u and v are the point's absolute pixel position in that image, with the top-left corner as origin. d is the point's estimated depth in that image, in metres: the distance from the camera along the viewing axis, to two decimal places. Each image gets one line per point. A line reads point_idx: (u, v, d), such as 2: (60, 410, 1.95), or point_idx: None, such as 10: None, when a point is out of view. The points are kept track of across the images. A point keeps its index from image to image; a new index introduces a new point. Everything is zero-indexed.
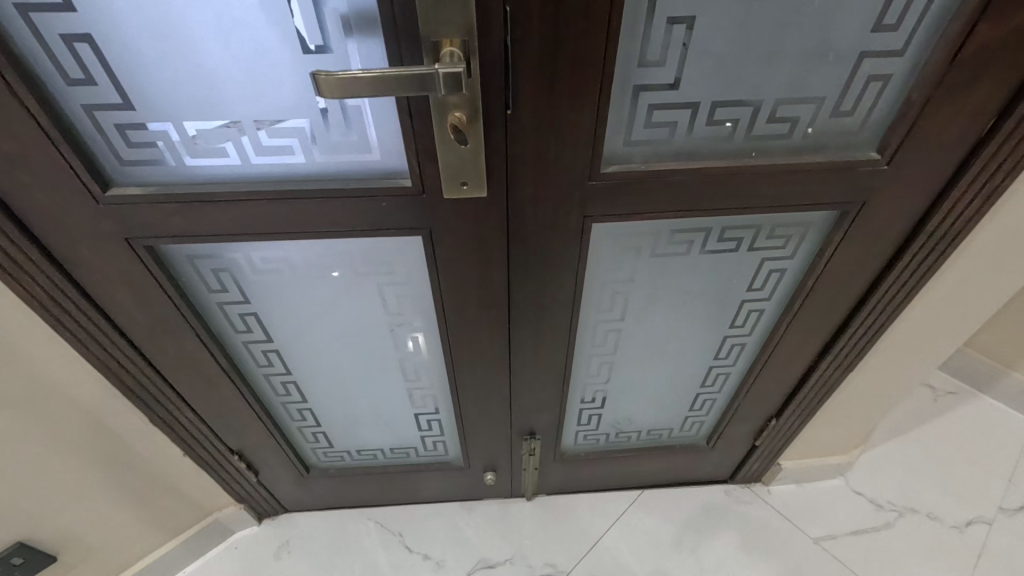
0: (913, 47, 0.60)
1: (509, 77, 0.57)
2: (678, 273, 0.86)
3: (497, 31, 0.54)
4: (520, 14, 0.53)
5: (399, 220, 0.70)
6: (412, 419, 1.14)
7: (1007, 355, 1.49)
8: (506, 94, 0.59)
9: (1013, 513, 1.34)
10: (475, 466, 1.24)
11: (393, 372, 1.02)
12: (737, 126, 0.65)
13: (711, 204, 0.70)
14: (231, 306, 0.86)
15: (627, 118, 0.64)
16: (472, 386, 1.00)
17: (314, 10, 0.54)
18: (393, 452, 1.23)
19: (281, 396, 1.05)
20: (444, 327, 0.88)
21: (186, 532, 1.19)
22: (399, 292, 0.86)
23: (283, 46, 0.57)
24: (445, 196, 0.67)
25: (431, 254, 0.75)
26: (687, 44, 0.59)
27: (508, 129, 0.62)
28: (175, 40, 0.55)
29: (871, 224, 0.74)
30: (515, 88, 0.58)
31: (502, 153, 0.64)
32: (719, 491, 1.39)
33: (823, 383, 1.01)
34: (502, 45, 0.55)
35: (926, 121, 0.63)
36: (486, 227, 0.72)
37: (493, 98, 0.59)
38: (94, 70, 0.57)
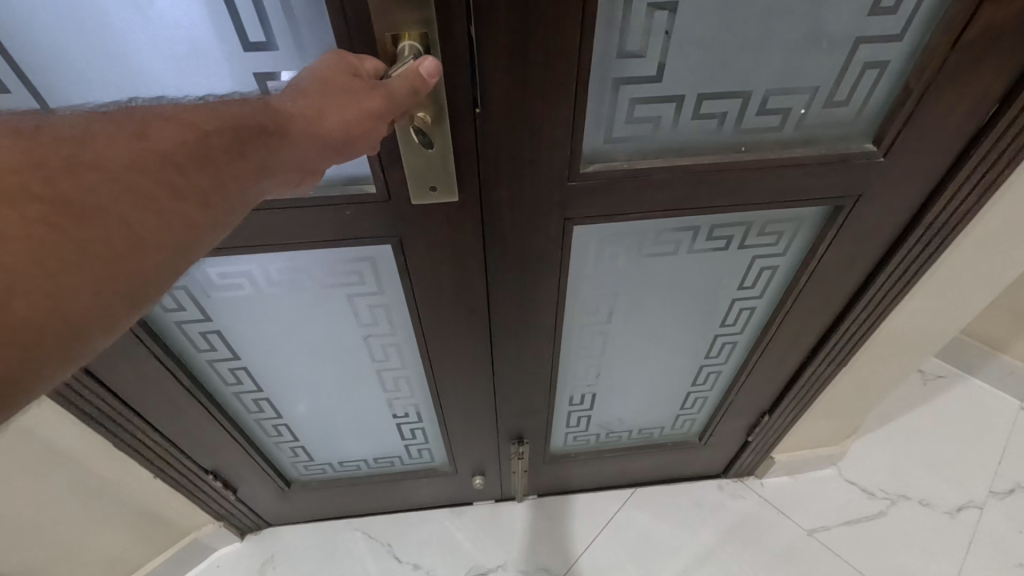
0: (911, 31, 0.56)
1: (474, 76, 0.53)
2: (667, 272, 0.82)
3: (460, 21, 0.49)
4: (482, 6, 0.48)
5: (366, 228, 0.65)
6: (395, 429, 1.10)
7: (995, 336, 1.48)
8: (472, 94, 0.54)
9: (1004, 496, 1.34)
10: (463, 471, 1.20)
11: (371, 383, 0.98)
12: (725, 119, 0.61)
13: (698, 203, 0.66)
14: (190, 325, 0.81)
15: (607, 113, 0.59)
16: (455, 394, 0.96)
17: (253, 3, 0.49)
18: (377, 462, 1.19)
19: (254, 412, 1.01)
20: (422, 338, 0.83)
21: (162, 553, 1.14)
22: (372, 303, 0.81)
23: (223, 42, 0.51)
24: (412, 201, 0.62)
25: (402, 264, 0.71)
26: (669, 32, 0.54)
27: (478, 130, 0.57)
28: (99, 42, 0.50)
29: (865, 219, 0.71)
30: (480, 87, 0.53)
31: (474, 156, 0.59)
32: (712, 485, 1.38)
33: (816, 378, 0.99)
34: (466, 36, 0.50)
35: (924, 111, 0.59)
36: (459, 234, 0.67)
37: (459, 94, 0.53)
38: (5, 74, 0.51)
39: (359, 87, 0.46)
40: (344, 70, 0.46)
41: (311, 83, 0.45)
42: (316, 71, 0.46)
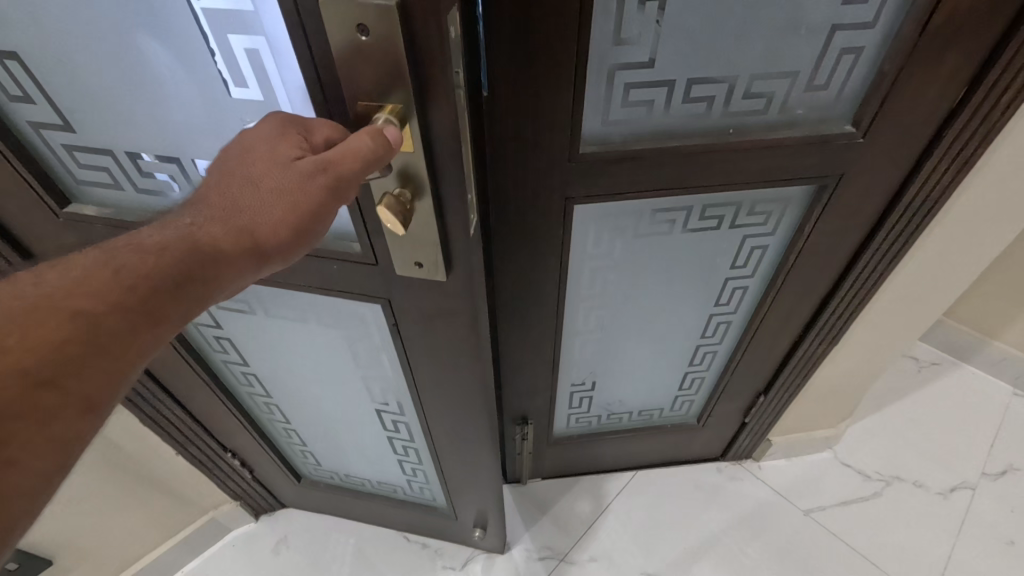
0: (883, 18, 0.60)
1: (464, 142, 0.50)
2: (662, 252, 0.87)
3: (444, 100, 0.46)
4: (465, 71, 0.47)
5: (359, 286, 0.70)
6: (397, 464, 1.14)
7: (986, 323, 1.52)
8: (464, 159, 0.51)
9: (995, 477, 1.38)
10: (465, 519, 1.17)
11: (370, 416, 1.02)
12: (713, 103, 0.66)
13: (691, 181, 0.71)
14: (205, 329, 0.87)
15: (604, 98, 0.64)
16: (447, 443, 0.95)
17: (232, 53, 0.51)
18: (380, 484, 1.23)
19: (266, 413, 1.06)
20: (415, 389, 0.85)
21: (181, 532, 1.18)
22: (368, 346, 0.86)
23: (209, 82, 0.53)
24: (399, 271, 0.64)
25: (392, 325, 0.74)
26: (660, 21, 0.59)
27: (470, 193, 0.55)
28: (112, 73, 0.54)
29: (847, 200, 0.76)
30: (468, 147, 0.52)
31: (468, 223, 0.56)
32: (711, 468, 1.42)
33: (807, 357, 1.03)
34: (450, 114, 0.47)
35: (899, 93, 0.63)
36: (451, 304, 0.67)
37: (447, 174, 0.52)
38: (27, 86, 0.56)
39: (302, 201, 0.44)
40: (286, 167, 0.44)
41: (243, 192, 0.44)
42: (255, 174, 0.44)
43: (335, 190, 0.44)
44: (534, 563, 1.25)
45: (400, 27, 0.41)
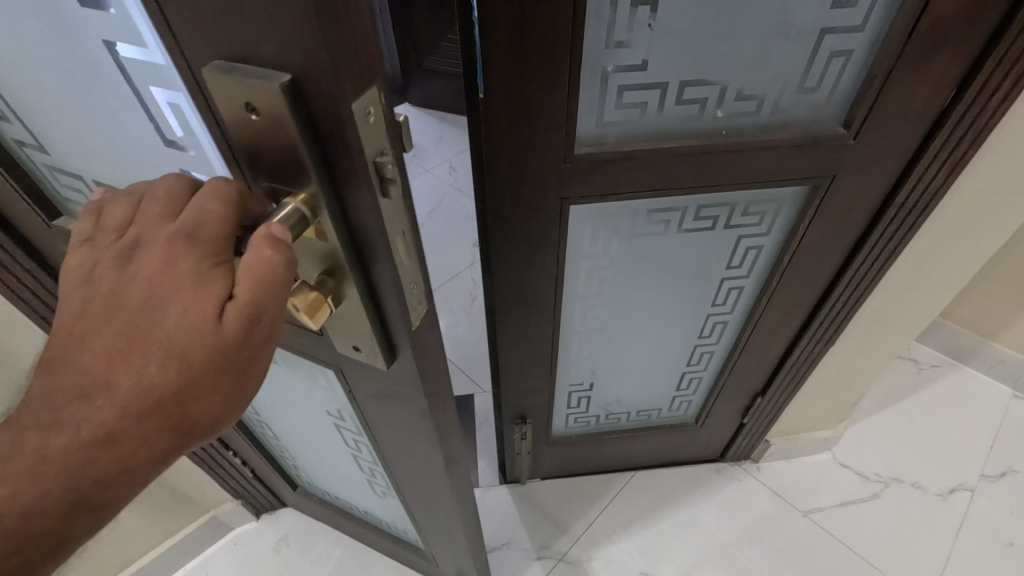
0: (871, 22, 0.61)
1: (399, 239, 0.41)
2: (658, 251, 0.88)
3: (364, 184, 0.36)
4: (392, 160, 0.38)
5: (309, 350, 0.61)
6: (377, 503, 1.09)
7: (985, 325, 1.52)
8: (399, 257, 0.42)
9: (995, 479, 1.38)
10: (445, 568, 1.10)
11: (347, 457, 0.96)
12: (705, 104, 0.67)
13: (685, 182, 0.72)
14: None
15: (598, 99, 0.66)
16: (418, 502, 0.88)
17: (157, 103, 0.43)
18: (366, 513, 1.19)
19: (259, 426, 1.06)
20: (377, 445, 0.78)
21: (182, 530, 1.20)
22: (333, 400, 0.79)
23: (145, 127, 0.46)
24: (340, 348, 0.53)
25: (348, 391, 0.66)
26: (651, 24, 0.61)
27: (414, 289, 0.46)
28: (61, 103, 0.49)
29: (841, 200, 0.77)
30: (405, 242, 0.42)
31: (412, 321, 0.47)
32: (711, 469, 1.42)
33: (804, 357, 1.04)
34: (375, 201, 0.37)
35: (889, 95, 0.64)
36: (400, 390, 0.56)
37: (380, 262, 0.41)
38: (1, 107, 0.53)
39: (234, 368, 0.36)
40: (211, 331, 0.34)
41: (155, 367, 0.34)
42: (169, 340, 0.34)
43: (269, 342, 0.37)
44: (533, 563, 1.26)
45: (298, 116, 0.32)
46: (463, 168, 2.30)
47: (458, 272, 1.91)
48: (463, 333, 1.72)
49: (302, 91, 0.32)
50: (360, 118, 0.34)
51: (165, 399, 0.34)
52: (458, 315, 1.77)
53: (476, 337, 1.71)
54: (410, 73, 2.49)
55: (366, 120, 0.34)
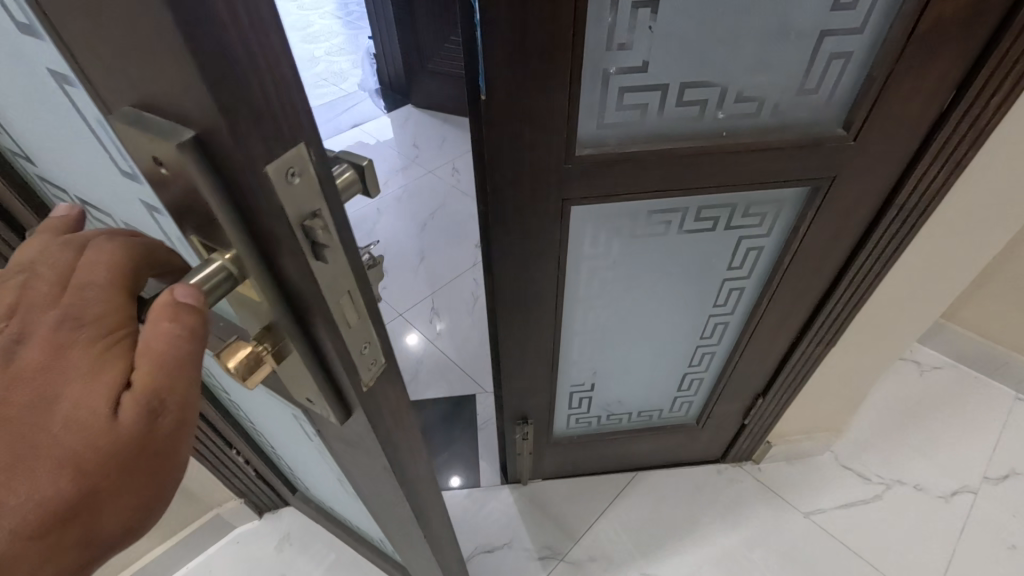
0: (870, 24, 0.62)
1: (340, 302, 0.37)
2: (659, 252, 0.88)
3: (294, 247, 0.32)
4: (329, 219, 0.33)
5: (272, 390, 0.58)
6: (362, 519, 1.08)
7: (988, 327, 1.52)
8: (342, 320, 0.38)
9: (998, 481, 1.38)
10: None
11: (331, 477, 0.94)
12: (706, 106, 0.68)
13: (685, 183, 0.73)
14: None
15: (599, 102, 0.66)
16: (390, 530, 0.86)
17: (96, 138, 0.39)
18: (355, 526, 1.20)
19: (258, 432, 1.08)
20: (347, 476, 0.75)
21: (185, 528, 1.20)
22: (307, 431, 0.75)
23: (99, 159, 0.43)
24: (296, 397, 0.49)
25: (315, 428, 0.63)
26: (652, 27, 0.61)
27: (364, 350, 0.42)
28: (33, 129, 0.48)
29: (841, 201, 0.77)
30: (351, 304, 0.39)
31: (362, 382, 0.44)
32: (712, 470, 1.42)
33: (805, 358, 1.04)
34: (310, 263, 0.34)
35: (889, 97, 0.65)
36: (360, 443, 0.52)
37: (322, 325, 0.37)
38: None
39: (139, 467, 0.32)
40: (109, 427, 0.31)
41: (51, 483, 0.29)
42: (58, 447, 0.30)
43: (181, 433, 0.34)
44: (534, 563, 1.26)
45: (208, 178, 0.28)
46: (467, 169, 2.31)
47: (461, 272, 1.92)
48: (466, 334, 1.73)
49: (205, 150, 0.27)
50: (280, 179, 0.29)
51: (60, 515, 0.30)
52: (461, 316, 1.78)
53: (479, 337, 1.72)
54: (414, 74, 2.51)
55: (290, 181, 0.30)
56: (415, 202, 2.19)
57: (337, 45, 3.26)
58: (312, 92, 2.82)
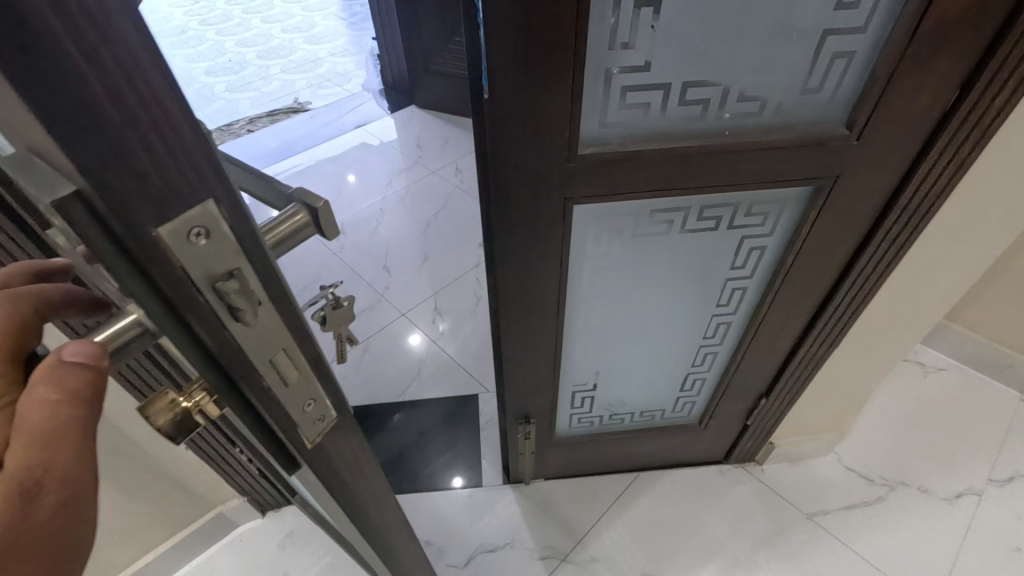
0: (873, 24, 0.62)
1: (270, 360, 0.38)
2: (660, 252, 0.88)
3: (206, 304, 0.32)
4: (248, 277, 0.33)
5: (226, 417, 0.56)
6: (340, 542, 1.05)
7: (993, 329, 1.51)
8: (273, 376, 0.39)
9: (1003, 484, 1.37)
10: None
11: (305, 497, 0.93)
12: (708, 105, 0.68)
13: (687, 182, 0.73)
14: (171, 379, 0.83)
15: (601, 101, 0.66)
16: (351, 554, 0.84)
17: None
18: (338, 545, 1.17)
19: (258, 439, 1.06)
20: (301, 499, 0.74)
21: (187, 526, 1.21)
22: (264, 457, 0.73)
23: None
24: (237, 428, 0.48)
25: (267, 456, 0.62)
26: (654, 26, 0.61)
27: (305, 402, 0.44)
28: None
29: (845, 200, 0.77)
30: (283, 361, 0.39)
31: (301, 432, 0.45)
32: (714, 471, 1.42)
33: (808, 359, 1.04)
34: (225, 320, 0.33)
35: (892, 97, 0.65)
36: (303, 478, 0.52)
37: (247, 375, 0.37)
38: None
39: (28, 560, 0.29)
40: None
41: None
42: None
43: (67, 516, 0.31)
44: (536, 562, 1.26)
45: (104, 244, 0.27)
46: (469, 170, 2.32)
47: (464, 273, 1.92)
48: (468, 334, 1.73)
49: (94, 215, 0.26)
50: (180, 243, 0.29)
51: None
52: (463, 316, 1.78)
53: (481, 338, 1.72)
54: (418, 74, 2.52)
55: (195, 244, 0.29)
56: (418, 202, 2.19)
57: (341, 46, 3.27)
58: (316, 93, 2.84)
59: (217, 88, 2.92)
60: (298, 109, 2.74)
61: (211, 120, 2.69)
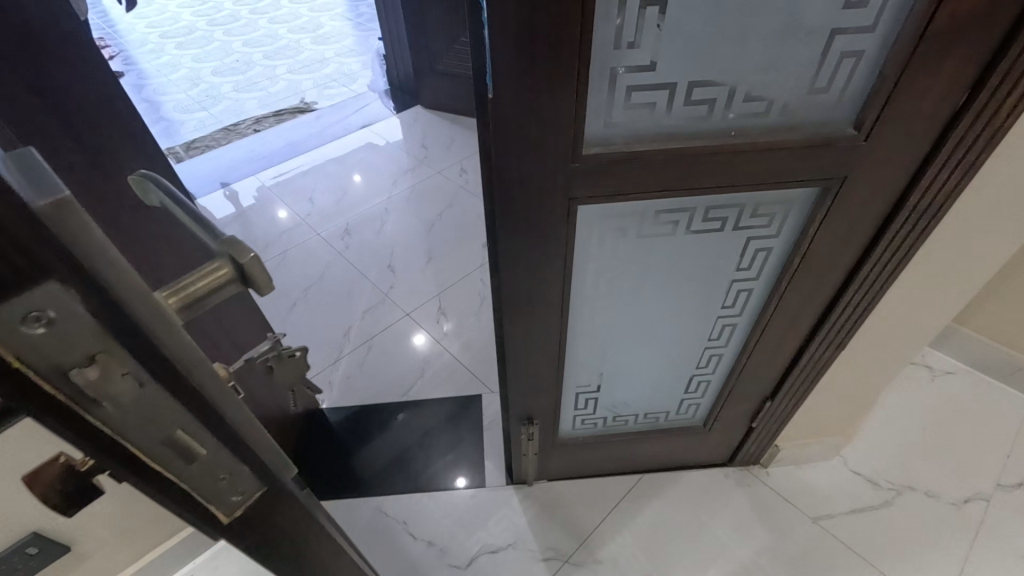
0: (882, 23, 0.61)
1: (164, 444, 0.30)
2: (664, 253, 0.88)
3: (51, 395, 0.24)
4: (123, 357, 0.25)
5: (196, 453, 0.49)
6: None
7: (1003, 333, 1.49)
8: (167, 459, 0.31)
9: (1012, 489, 1.35)
10: None
11: None
12: (714, 105, 0.68)
13: (693, 183, 0.72)
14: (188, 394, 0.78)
15: (606, 101, 0.66)
16: None
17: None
18: None
19: None
20: None
21: None
22: None
23: None
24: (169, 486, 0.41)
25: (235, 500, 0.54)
26: (660, 25, 0.61)
27: (217, 477, 0.34)
28: None
29: (853, 201, 0.76)
30: (182, 442, 0.31)
31: (218, 513, 0.35)
32: (719, 474, 1.41)
33: (814, 361, 1.03)
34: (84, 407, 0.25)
35: (901, 97, 0.64)
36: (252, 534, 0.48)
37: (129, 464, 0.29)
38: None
39: None
40: None
41: None
42: None
43: None
44: (538, 563, 1.26)
45: None
46: (474, 170, 2.32)
47: (468, 273, 1.92)
48: (472, 334, 1.73)
49: None
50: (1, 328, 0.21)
51: None
52: (467, 316, 1.78)
53: (485, 339, 1.72)
54: (423, 74, 2.52)
55: (31, 332, 0.22)
56: (423, 202, 2.19)
57: (347, 46, 3.28)
58: (322, 93, 2.85)
59: (224, 88, 2.94)
60: (304, 109, 2.75)
61: (218, 119, 2.70)
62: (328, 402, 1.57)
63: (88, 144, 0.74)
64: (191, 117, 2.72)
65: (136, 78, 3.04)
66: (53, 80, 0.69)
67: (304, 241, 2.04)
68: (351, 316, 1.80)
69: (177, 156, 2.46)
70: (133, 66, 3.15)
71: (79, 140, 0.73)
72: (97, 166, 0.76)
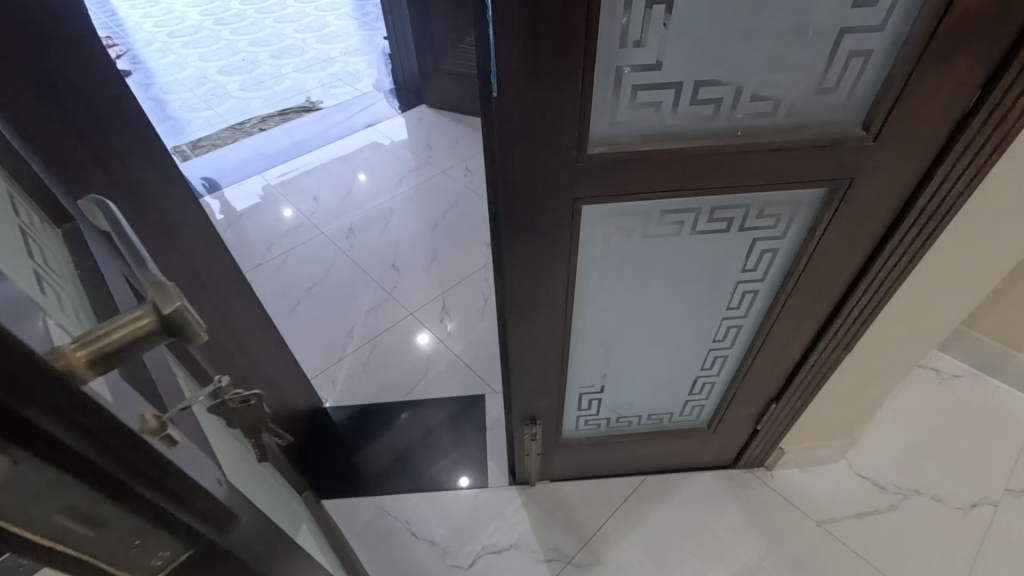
0: (892, 21, 0.60)
1: (62, 513, 0.30)
2: (669, 254, 0.87)
3: None
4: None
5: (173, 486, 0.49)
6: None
7: (1012, 336, 1.47)
8: (64, 530, 0.31)
9: (1020, 495, 1.34)
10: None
11: None
12: (721, 105, 0.67)
13: (699, 182, 0.72)
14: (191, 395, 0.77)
15: (611, 100, 0.65)
16: None
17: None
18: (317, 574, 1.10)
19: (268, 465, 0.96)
20: None
21: None
22: None
23: None
24: None
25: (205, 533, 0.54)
26: (667, 24, 0.60)
27: (129, 543, 0.34)
28: None
29: (862, 202, 0.75)
30: (81, 512, 0.31)
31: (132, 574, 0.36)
32: (723, 476, 1.40)
33: (820, 363, 1.02)
34: None
35: (910, 97, 0.63)
36: None
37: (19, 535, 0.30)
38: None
39: None
40: None
41: None
42: None
43: None
44: (541, 564, 1.25)
45: None
46: (478, 170, 2.32)
47: (472, 273, 1.92)
48: (476, 334, 1.73)
49: None
50: None
51: None
52: (470, 316, 1.78)
53: (488, 338, 1.72)
54: (427, 73, 2.52)
55: None
56: (428, 201, 2.19)
57: (352, 46, 3.29)
58: (327, 93, 2.85)
59: (230, 87, 2.95)
60: (310, 108, 2.75)
61: (224, 118, 2.71)
62: (331, 401, 1.57)
63: (93, 142, 0.74)
64: (197, 116, 2.73)
65: (144, 77, 3.06)
66: (58, 78, 0.69)
67: (309, 240, 2.05)
68: (355, 315, 1.80)
69: (184, 155, 2.47)
70: (140, 65, 3.16)
71: (84, 139, 0.73)
72: (102, 164, 0.76)
